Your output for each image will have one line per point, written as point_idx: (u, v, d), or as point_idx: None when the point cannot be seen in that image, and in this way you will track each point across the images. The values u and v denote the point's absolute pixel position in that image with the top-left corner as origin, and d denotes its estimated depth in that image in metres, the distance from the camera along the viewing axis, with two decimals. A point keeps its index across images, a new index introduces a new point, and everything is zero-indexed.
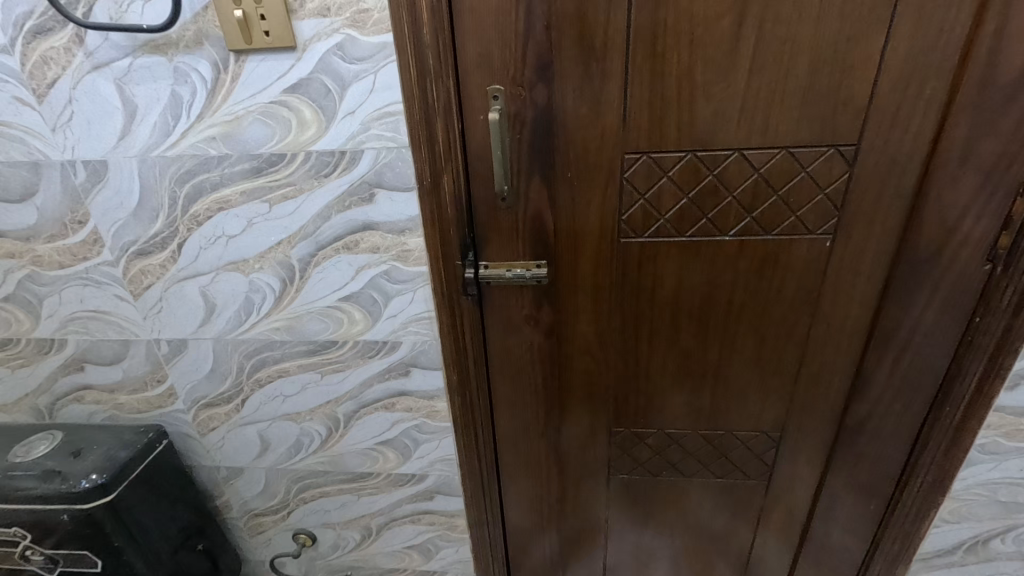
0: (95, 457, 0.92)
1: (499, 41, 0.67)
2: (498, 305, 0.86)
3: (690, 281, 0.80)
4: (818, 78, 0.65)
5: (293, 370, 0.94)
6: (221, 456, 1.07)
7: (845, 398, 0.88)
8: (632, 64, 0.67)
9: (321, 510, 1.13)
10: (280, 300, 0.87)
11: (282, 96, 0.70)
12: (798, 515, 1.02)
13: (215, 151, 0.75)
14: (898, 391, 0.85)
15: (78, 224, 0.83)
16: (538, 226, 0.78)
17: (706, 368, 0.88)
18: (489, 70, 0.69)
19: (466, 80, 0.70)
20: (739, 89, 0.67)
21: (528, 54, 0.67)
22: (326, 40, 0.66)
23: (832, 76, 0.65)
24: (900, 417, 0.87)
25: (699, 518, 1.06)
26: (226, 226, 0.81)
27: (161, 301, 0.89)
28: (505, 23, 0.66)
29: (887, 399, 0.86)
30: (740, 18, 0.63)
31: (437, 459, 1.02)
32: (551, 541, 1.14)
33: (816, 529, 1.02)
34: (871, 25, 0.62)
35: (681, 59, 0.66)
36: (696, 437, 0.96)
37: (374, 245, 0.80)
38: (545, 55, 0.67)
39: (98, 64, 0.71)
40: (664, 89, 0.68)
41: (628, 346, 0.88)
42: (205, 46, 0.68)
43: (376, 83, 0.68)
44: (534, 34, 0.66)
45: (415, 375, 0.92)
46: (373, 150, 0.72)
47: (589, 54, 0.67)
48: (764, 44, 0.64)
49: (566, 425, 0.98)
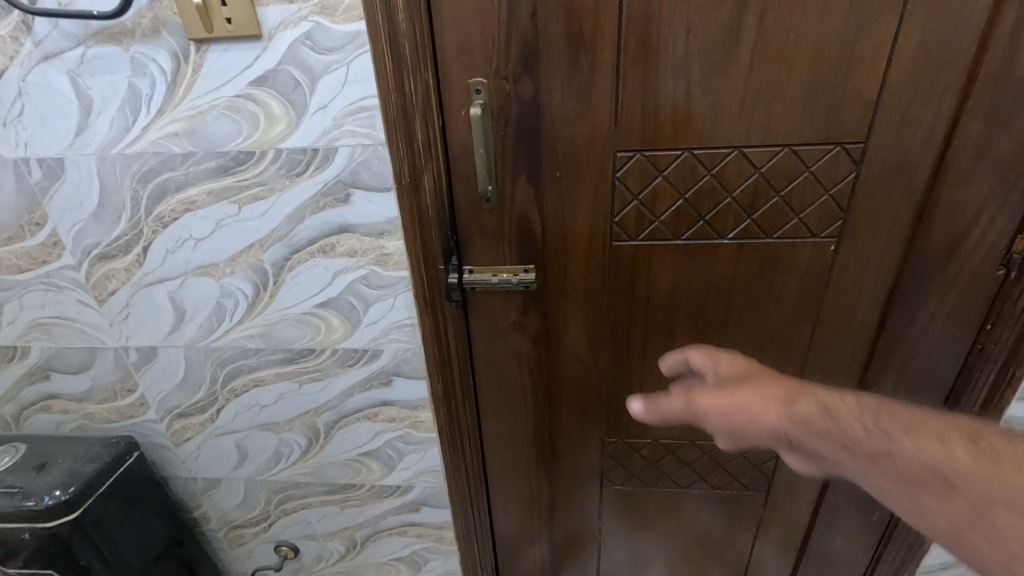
0: (59, 471, 0.87)
1: (480, 30, 0.62)
2: (483, 311, 0.81)
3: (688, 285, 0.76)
4: (824, 71, 0.61)
5: (269, 378, 0.89)
6: (197, 467, 1.03)
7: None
8: (623, 55, 0.62)
9: (303, 522, 1.08)
10: (253, 306, 0.82)
11: (248, 89, 0.65)
12: (798, 526, 0.99)
13: (178, 148, 0.70)
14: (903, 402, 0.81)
15: (35, 226, 0.78)
16: (525, 229, 0.74)
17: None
18: (470, 62, 0.64)
19: (447, 72, 0.65)
20: (739, 83, 0.62)
21: (512, 44, 0.62)
22: (294, 28, 0.61)
23: (838, 69, 0.61)
24: None
25: (695, 529, 1.03)
26: (193, 228, 0.76)
27: (127, 307, 0.84)
28: (487, 9, 0.61)
29: None
30: (740, 5, 0.58)
31: (423, 470, 0.98)
32: (542, 552, 1.10)
33: (816, 540, 0.99)
34: (882, 12, 0.57)
35: (676, 49, 0.61)
36: (692, 448, 0.92)
37: (351, 249, 0.75)
38: (531, 45, 0.62)
39: (48, 54, 0.65)
40: (658, 83, 0.63)
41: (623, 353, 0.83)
42: (163, 34, 0.63)
43: (349, 75, 0.63)
44: (518, 23, 0.61)
45: (397, 384, 0.88)
46: (347, 148, 0.67)
47: (578, 44, 0.62)
48: (766, 32, 0.59)
49: (558, 435, 0.93)
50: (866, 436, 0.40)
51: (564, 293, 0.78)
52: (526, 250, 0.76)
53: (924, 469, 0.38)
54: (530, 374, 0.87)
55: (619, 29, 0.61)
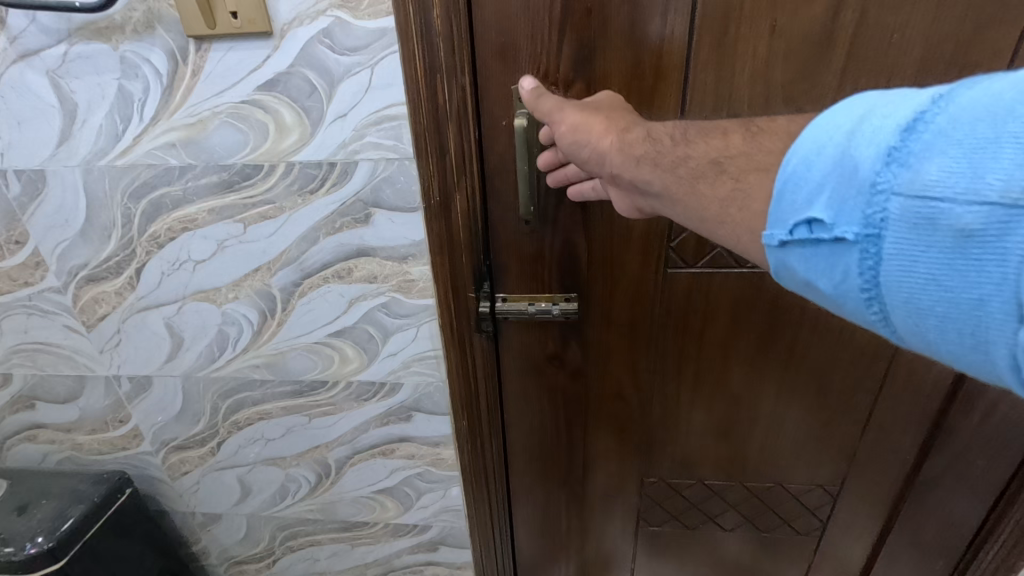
0: (44, 514, 0.80)
1: (527, 29, 0.54)
2: (516, 341, 0.73)
3: (748, 318, 0.67)
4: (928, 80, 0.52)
5: (276, 411, 0.81)
6: (196, 502, 0.95)
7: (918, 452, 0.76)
8: (694, 59, 0.53)
9: (310, 559, 1.00)
10: (259, 334, 0.73)
11: (256, 94, 0.56)
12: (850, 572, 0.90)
13: (175, 161, 0.61)
14: (984, 447, 0.73)
15: (15, 245, 0.69)
16: (568, 253, 0.66)
17: (760, 414, 0.75)
18: (514, 65, 0.56)
19: (485, 77, 0.57)
20: (827, 92, 0.53)
21: (564, 45, 0.54)
22: (310, 24, 0.52)
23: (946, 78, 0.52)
24: (984, 474, 0.75)
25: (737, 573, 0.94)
26: (193, 249, 0.67)
27: (119, 333, 0.76)
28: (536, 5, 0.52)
29: (969, 454, 0.74)
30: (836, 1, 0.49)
31: (443, 509, 0.89)
32: None
33: None
34: (1005, 11, 0.49)
35: (756, 53, 0.52)
36: (740, 489, 0.84)
37: (370, 274, 0.67)
38: (585, 46, 0.54)
39: (25, 52, 0.57)
40: (732, 91, 0.54)
41: (668, 390, 0.75)
42: (158, 30, 0.54)
43: (373, 80, 0.54)
44: (572, 20, 0.53)
45: (417, 420, 0.79)
46: (369, 162, 0.59)
47: (640, 46, 0.53)
48: (865, 33, 0.50)
49: (591, 475, 0.85)
50: (671, 147, 0.43)
51: (608, 325, 0.70)
52: (567, 278, 0.67)
53: (698, 158, 0.41)
54: (565, 410, 0.79)
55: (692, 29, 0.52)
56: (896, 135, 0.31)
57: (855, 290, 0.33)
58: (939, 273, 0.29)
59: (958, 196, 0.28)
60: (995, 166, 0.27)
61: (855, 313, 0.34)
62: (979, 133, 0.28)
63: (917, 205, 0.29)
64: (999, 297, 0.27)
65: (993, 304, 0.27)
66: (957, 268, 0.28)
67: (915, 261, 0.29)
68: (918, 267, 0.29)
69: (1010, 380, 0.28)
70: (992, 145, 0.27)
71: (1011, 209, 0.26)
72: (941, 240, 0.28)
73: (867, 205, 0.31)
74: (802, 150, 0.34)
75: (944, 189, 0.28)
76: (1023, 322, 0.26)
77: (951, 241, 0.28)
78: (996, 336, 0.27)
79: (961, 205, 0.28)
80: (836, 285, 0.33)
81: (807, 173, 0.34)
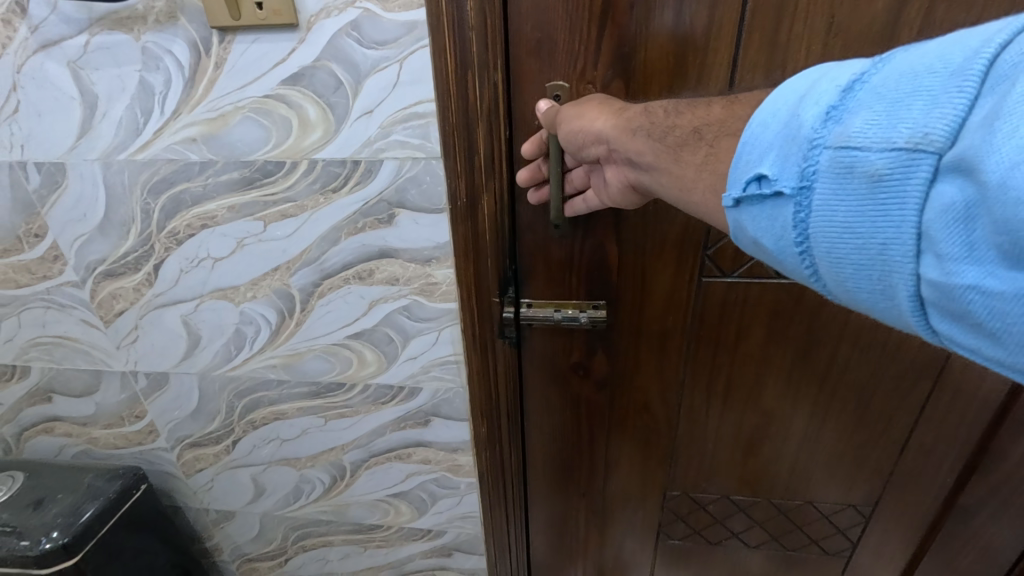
0: (58, 509, 0.79)
1: (566, 23, 0.51)
2: (540, 348, 0.71)
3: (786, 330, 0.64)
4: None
5: (292, 412, 0.80)
6: (209, 499, 0.94)
7: (962, 475, 0.72)
8: (744, 58, 0.51)
9: (322, 559, 0.99)
10: (276, 334, 0.72)
11: (280, 89, 0.54)
12: None
13: (195, 156, 0.59)
14: None
15: (34, 238, 0.68)
16: (598, 259, 0.63)
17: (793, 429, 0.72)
18: (550, 62, 0.53)
19: (519, 73, 0.54)
20: None
21: (604, 41, 0.51)
22: (338, 16, 0.50)
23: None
24: None
25: None
26: (211, 246, 0.66)
27: (136, 329, 0.75)
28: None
29: (1017, 479, 0.70)
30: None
31: (458, 516, 0.88)
32: None
33: None
34: None
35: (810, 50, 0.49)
36: (767, 507, 0.81)
37: (391, 276, 0.64)
38: (626, 43, 0.51)
39: (46, 42, 0.55)
40: None
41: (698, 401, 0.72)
42: (181, 21, 0.52)
43: (401, 75, 0.52)
44: (614, 15, 0.50)
45: (435, 425, 0.77)
46: (394, 160, 0.57)
47: (686, 43, 0.51)
48: (930, 33, 0.47)
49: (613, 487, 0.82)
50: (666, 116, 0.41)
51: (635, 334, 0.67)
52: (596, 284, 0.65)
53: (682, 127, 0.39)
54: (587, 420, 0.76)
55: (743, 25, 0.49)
56: (830, 92, 0.31)
57: (789, 243, 0.32)
58: (855, 220, 0.29)
59: (873, 143, 0.28)
60: (909, 115, 0.27)
61: (790, 268, 0.34)
62: (899, 85, 0.28)
63: (842, 155, 0.29)
64: (904, 239, 0.27)
65: (900, 247, 0.27)
66: (871, 214, 0.28)
67: (836, 210, 0.29)
68: (838, 218, 0.29)
69: (917, 321, 0.28)
70: (909, 100, 0.28)
71: (917, 156, 0.26)
72: (856, 187, 0.28)
73: (799, 158, 0.31)
74: (755, 116, 0.34)
75: (862, 138, 0.28)
76: (927, 258, 0.26)
77: (868, 188, 0.28)
78: (904, 276, 0.28)
79: (875, 152, 0.28)
80: (772, 238, 0.33)
81: (756, 135, 0.33)
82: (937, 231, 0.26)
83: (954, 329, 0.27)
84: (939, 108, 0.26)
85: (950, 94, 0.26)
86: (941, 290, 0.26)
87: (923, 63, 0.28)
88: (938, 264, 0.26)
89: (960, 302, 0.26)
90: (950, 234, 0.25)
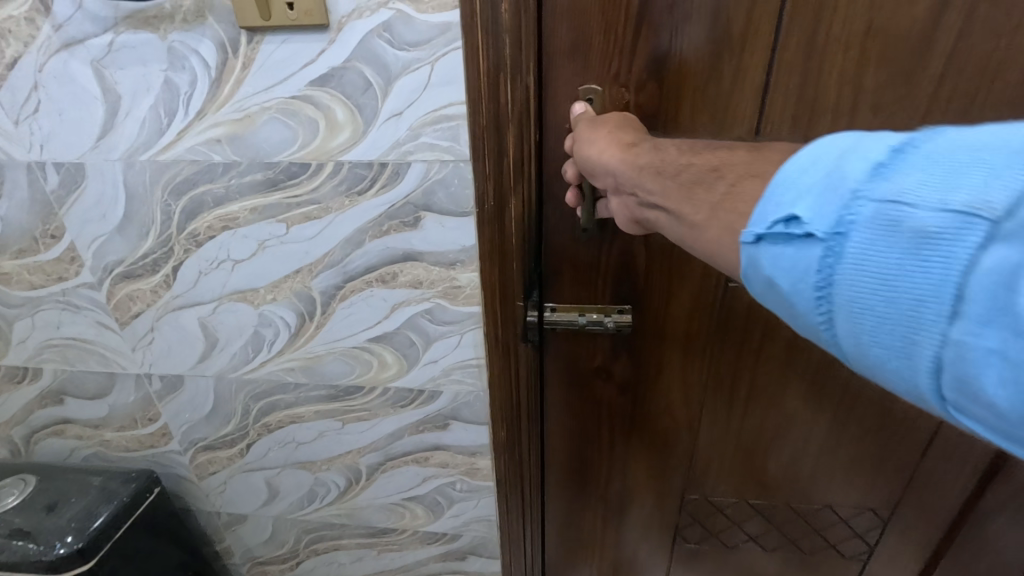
0: (72, 513, 0.78)
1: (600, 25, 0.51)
2: (562, 350, 0.71)
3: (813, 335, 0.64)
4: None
5: (309, 415, 0.79)
6: (222, 502, 0.93)
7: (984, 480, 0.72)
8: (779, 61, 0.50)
9: (334, 563, 0.99)
10: (296, 337, 0.71)
11: (308, 90, 0.54)
12: None
13: (219, 157, 0.59)
14: None
15: (51, 239, 0.67)
16: (624, 261, 0.63)
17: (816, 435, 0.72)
18: (582, 64, 0.53)
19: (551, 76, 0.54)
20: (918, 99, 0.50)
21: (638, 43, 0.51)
22: (369, 17, 0.49)
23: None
24: None
25: None
26: (232, 248, 0.65)
27: (152, 332, 0.74)
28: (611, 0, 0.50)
29: None
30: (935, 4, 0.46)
31: (474, 519, 0.87)
32: None
33: None
34: None
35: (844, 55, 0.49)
36: (785, 510, 0.81)
37: (415, 279, 0.64)
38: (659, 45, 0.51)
39: (70, 40, 0.54)
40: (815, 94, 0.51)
41: (721, 406, 0.72)
42: (209, 20, 0.52)
43: (432, 77, 0.51)
44: (649, 17, 0.50)
45: (454, 429, 0.77)
46: (422, 163, 0.56)
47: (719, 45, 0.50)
48: (967, 38, 0.47)
49: (630, 489, 0.82)
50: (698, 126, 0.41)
51: (657, 335, 0.68)
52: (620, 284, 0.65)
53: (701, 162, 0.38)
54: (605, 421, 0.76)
55: (779, 28, 0.49)
56: (878, 147, 0.29)
57: (807, 288, 0.30)
58: (891, 275, 0.26)
59: (924, 201, 0.26)
60: (967, 179, 0.25)
61: (800, 317, 0.31)
62: (956, 152, 0.27)
63: (887, 208, 0.27)
64: (942, 298, 0.25)
65: (935, 306, 0.25)
66: (910, 271, 0.26)
67: (870, 260, 0.27)
68: (871, 269, 0.27)
69: (929, 388, 0.26)
70: (966, 165, 0.26)
71: (973, 220, 0.24)
72: (899, 242, 0.26)
73: (836, 204, 0.29)
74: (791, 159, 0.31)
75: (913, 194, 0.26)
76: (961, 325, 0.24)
77: (910, 245, 0.26)
78: (927, 341, 0.25)
79: (924, 209, 0.26)
80: (789, 281, 0.30)
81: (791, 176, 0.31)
82: (980, 299, 0.24)
83: (972, 404, 0.25)
84: (1000, 178, 0.25)
85: (1012, 168, 0.25)
86: (969, 361, 0.24)
87: (981, 137, 0.27)
88: (971, 328, 0.24)
89: (978, 372, 0.24)
90: (992, 307, 0.23)
